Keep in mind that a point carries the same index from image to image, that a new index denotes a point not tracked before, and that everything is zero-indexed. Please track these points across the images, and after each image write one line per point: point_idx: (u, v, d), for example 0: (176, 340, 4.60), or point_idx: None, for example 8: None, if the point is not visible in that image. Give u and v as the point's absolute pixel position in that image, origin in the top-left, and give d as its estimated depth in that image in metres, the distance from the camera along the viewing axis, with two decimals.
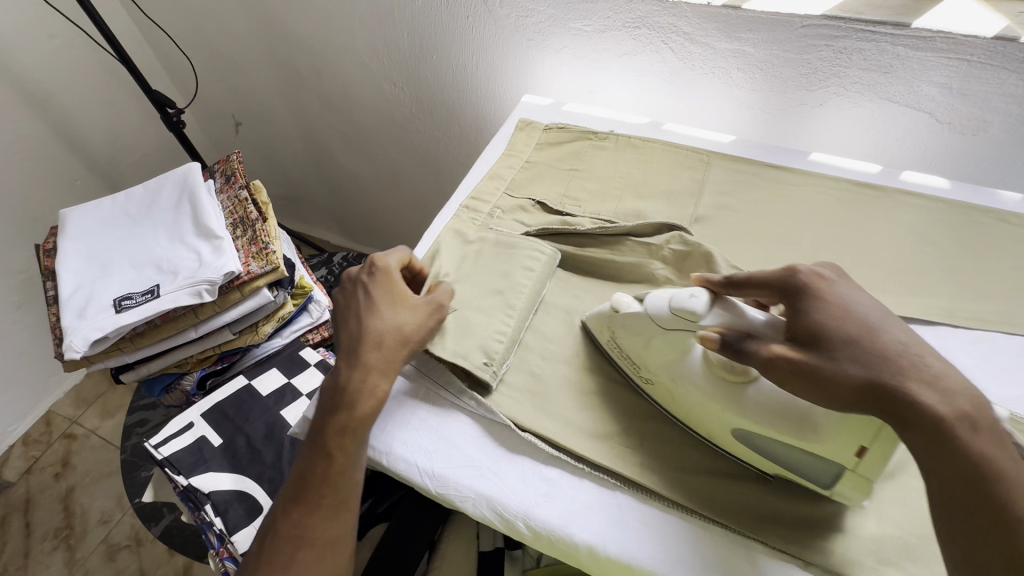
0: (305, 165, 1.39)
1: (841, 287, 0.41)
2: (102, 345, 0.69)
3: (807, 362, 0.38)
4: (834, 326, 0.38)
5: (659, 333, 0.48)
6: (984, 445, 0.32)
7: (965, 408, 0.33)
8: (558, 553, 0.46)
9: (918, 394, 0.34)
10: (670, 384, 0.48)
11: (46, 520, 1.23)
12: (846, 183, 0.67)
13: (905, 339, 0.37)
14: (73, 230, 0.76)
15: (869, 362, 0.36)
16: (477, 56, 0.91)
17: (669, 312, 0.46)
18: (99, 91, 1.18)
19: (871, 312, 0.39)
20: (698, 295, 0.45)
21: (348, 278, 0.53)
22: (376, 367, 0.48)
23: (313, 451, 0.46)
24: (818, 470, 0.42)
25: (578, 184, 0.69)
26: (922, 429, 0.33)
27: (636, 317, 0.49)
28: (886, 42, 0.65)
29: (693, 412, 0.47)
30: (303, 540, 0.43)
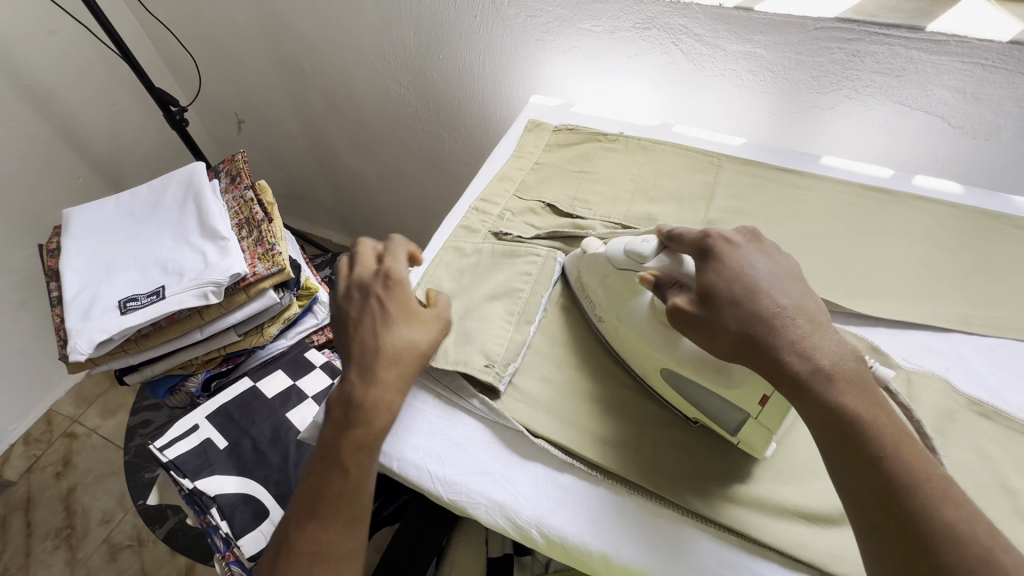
0: (308, 164, 1.38)
1: (744, 251, 0.44)
2: (107, 347, 0.68)
3: (698, 316, 0.42)
4: (725, 286, 0.42)
5: (614, 274, 0.53)
6: (844, 396, 0.37)
7: (823, 363, 0.38)
8: (570, 560, 0.46)
9: (784, 351, 0.39)
10: (617, 322, 0.52)
11: (47, 520, 1.22)
12: (858, 188, 0.66)
13: (787, 303, 0.41)
14: (77, 229, 0.75)
15: (747, 321, 0.40)
16: (483, 56, 0.90)
17: (623, 254, 0.52)
18: (101, 88, 1.17)
19: (766, 277, 0.43)
20: (649, 241, 0.50)
21: (359, 285, 0.52)
22: (393, 383, 0.47)
23: (326, 465, 0.45)
24: (726, 416, 0.46)
25: (588, 187, 0.68)
26: (786, 383, 0.39)
27: (598, 259, 0.55)
28: (900, 45, 0.64)
29: (630, 347, 0.51)
30: (321, 555, 0.43)
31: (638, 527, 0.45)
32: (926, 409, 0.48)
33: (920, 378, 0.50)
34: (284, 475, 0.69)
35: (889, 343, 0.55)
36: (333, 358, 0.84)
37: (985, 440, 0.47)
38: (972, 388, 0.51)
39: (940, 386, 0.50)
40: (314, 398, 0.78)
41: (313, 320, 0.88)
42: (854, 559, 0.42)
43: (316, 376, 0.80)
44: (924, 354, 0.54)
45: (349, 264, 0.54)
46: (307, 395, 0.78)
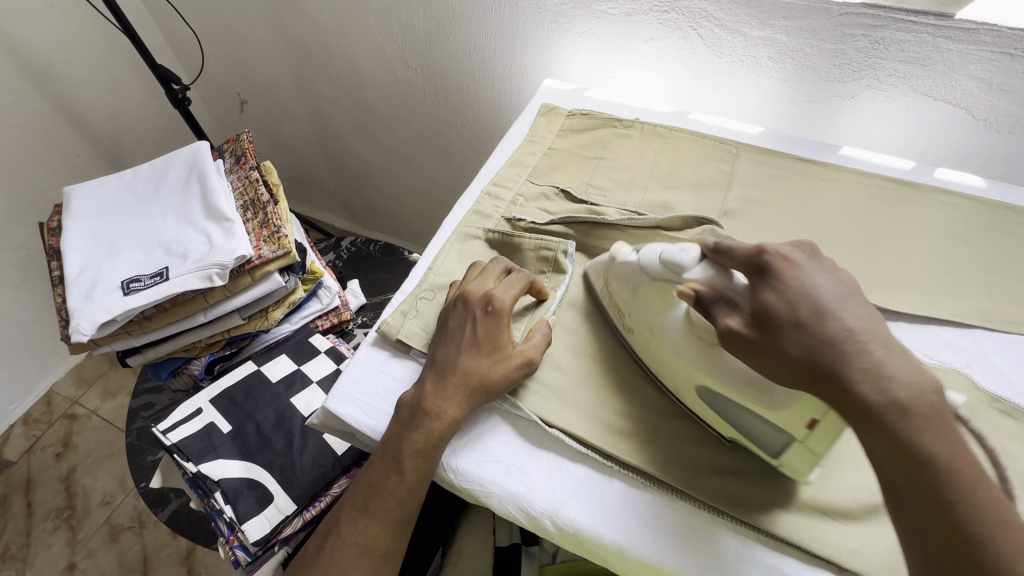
0: (312, 147, 1.36)
1: (805, 268, 0.39)
2: (110, 328, 0.67)
3: (755, 340, 0.38)
4: (786, 308, 0.37)
5: (646, 283, 0.48)
6: (921, 432, 0.32)
7: (900, 396, 0.33)
8: (584, 550, 0.45)
9: (854, 381, 0.34)
10: (650, 334, 0.48)
11: (48, 500, 1.22)
12: (877, 179, 0.65)
13: (853, 324, 0.36)
14: (79, 208, 0.74)
15: (812, 346, 0.35)
16: (495, 37, 0.88)
17: (658, 262, 0.47)
18: (101, 64, 1.14)
19: (828, 295, 0.37)
20: (688, 251, 0.45)
21: (465, 297, 0.50)
22: (455, 402, 0.46)
23: (385, 461, 0.45)
24: (770, 438, 0.42)
25: (604, 173, 0.67)
26: (856, 414, 0.34)
27: (628, 267, 0.50)
28: (927, 34, 0.62)
29: (664, 362, 0.48)
30: (363, 548, 0.44)
31: (652, 521, 0.44)
32: None
33: (943, 373, 0.49)
34: (288, 460, 0.68)
35: (910, 339, 0.53)
36: (338, 344, 0.83)
37: (1008, 438, 0.46)
38: (992, 385, 0.50)
39: (962, 383, 0.49)
40: (319, 383, 0.77)
41: (318, 305, 0.87)
42: (874, 558, 0.41)
43: (321, 361, 0.79)
44: (944, 350, 0.53)
45: (472, 275, 0.54)
46: (312, 380, 0.77)
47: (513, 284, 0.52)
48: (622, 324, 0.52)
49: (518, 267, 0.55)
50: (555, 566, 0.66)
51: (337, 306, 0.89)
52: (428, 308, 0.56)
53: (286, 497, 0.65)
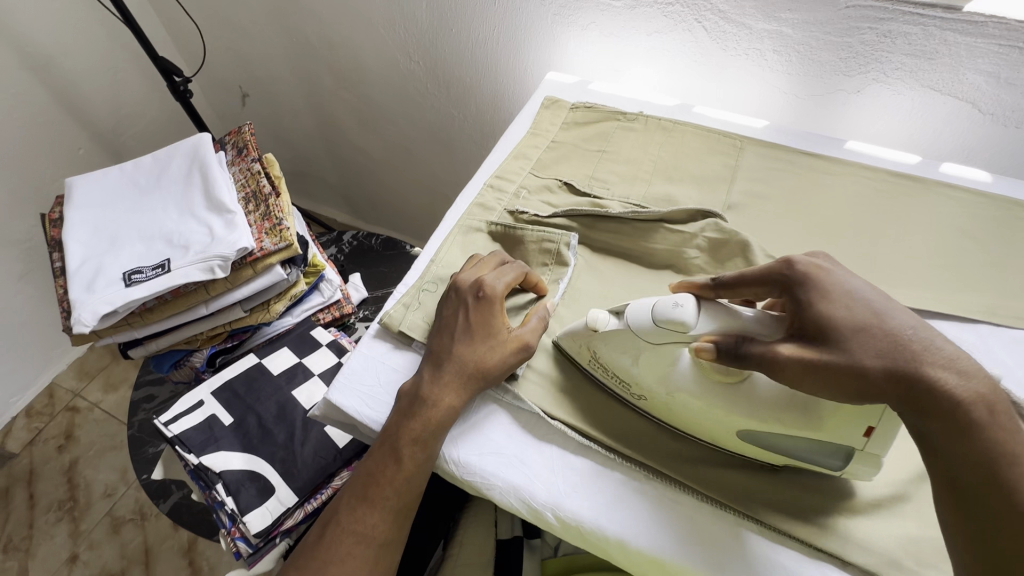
0: (314, 141, 1.36)
1: (838, 274, 0.40)
2: (112, 320, 0.67)
3: (825, 359, 0.36)
4: (844, 314, 0.37)
5: (647, 345, 0.45)
6: (1005, 429, 0.33)
7: (980, 391, 0.33)
8: (585, 543, 0.45)
9: (937, 380, 0.34)
10: (667, 398, 0.45)
11: (51, 491, 1.22)
12: (882, 173, 0.64)
13: (910, 323, 0.37)
14: (80, 199, 0.74)
15: (885, 352, 0.35)
16: (497, 30, 0.88)
17: (653, 324, 0.43)
18: (103, 56, 1.14)
19: (875, 297, 0.38)
20: (683, 304, 0.42)
21: (457, 286, 0.50)
22: (450, 390, 0.46)
23: (383, 450, 0.45)
24: (823, 453, 0.42)
25: (607, 166, 0.67)
26: (943, 415, 0.33)
27: (619, 333, 0.46)
28: (934, 27, 0.61)
29: (694, 421, 0.45)
30: (362, 537, 0.45)
31: (654, 513, 0.44)
32: None
33: None
34: (289, 453, 0.68)
35: None
36: (339, 337, 0.83)
37: None
38: (997, 380, 0.50)
39: None
40: (320, 376, 0.77)
41: (319, 298, 0.87)
42: (877, 551, 0.41)
43: (322, 354, 0.79)
44: (949, 345, 0.52)
45: (467, 266, 0.53)
46: (314, 373, 0.77)
47: (507, 273, 0.51)
48: (625, 392, 0.48)
49: (515, 260, 0.54)
50: (557, 560, 0.65)
51: (339, 300, 0.89)
52: (431, 300, 0.56)
53: (287, 489, 0.65)
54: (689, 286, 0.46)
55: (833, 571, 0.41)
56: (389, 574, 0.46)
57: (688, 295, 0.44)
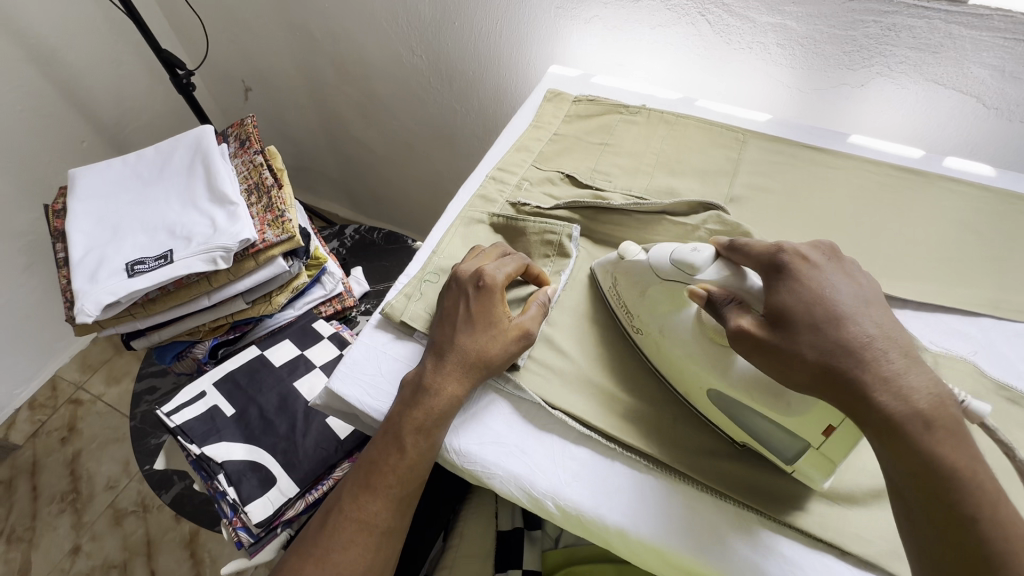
0: (317, 135, 1.36)
1: (826, 273, 0.39)
2: (114, 310, 0.67)
3: (771, 341, 0.37)
4: (804, 310, 0.37)
5: (657, 284, 0.48)
6: (943, 446, 0.32)
7: (920, 406, 0.33)
8: (587, 532, 0.45)
9: (871, 389, 0.34)
10: (658, 334, 0.48)
11: (53, 483, 1.23)
12: (885, 167, 0.64)
13: (872, 331, 0.36)
14: (83, 190, 0.74)
15: (826, 348, 0.36)
16: (501, 23, 0.88)
17: (668, 263, 0.47)
18: (106, 49, 1.14)
19: (846, 300, 0.38)
20: (701, 251, 0.45)
21: (458, 277, 0.50)
22: (453, 379, 0.46)
23: (386, 439, 0.46)
24: (782, 443, 0.42)
25: (609, 159, 0.67)
26: (875, 423, 0.34)
27: (635, 269, 0.50)
28: (939, 20, 0.61)
29: (671, 364, 0.48)
30: (365, 525, 0.45)
31: (654, 503, 0.44)
32: None
33: (948, 361, 0.49)
34: (290, 444, 0.68)
35: (916, 326, 0.53)
36: (341, 329, 0.83)
37: (1013, 425, 0.45)
38: (998, 373, 0.50)
39: (968, 370, 0.49)
40: (322, 368, 0.77)
41: (321, 291, 0.87)
42: (875, 542, 0.41)
43: (324, 346, 0.79)
44: (950, 338, 0.52)
45: (469, 257, 0.53)
46: (316, 364, 0.77)
47: (508, 264, 0.51)
48: (630, 324, 0.51)
49: (518, 251, 0.55)
50: (558, 551, 0.65)
51: (341, 292, 0.89)
52: (432, 291, 0.56)
53: (288, 479, 0.65)
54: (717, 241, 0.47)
55: (833, 561, 0.41)
56: (390, 561, 0.46)
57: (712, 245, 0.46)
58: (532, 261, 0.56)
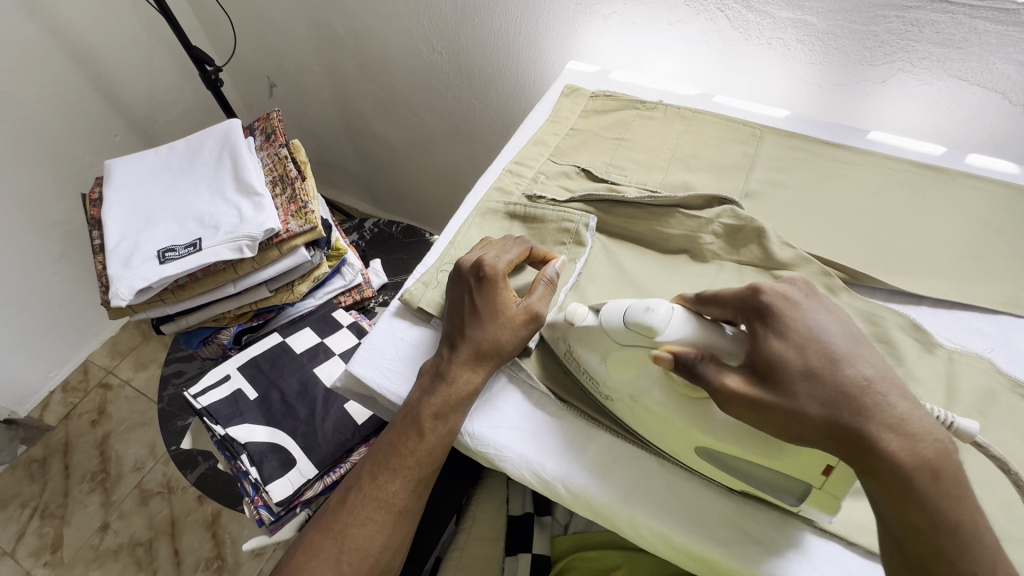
0: (339, 131, 1.39)
1: (806, 308, 0.39)
2: (146, 295, 0.70)
3: (764, 398, 0.36)
4: (794, 355, 0.37)
5: (619, 351, 0.44)
6: (947, 496, 0.33)
7: (926, 454, 0.33)
8: (595, 514, 0.47)
9: (878, 438, 0.34)
10: (630, 400, 0.45)
11: (85, 463, 1.28)
12: (905, 163, 0.64)
13: (868, 372, 0.36)
14: (118, 180, 0.77)
15: (827, 398, 0.35)
16: (521, 18, 0.88)
17: (624, 327, 0.43)
18: (140, 48, 1.18)
19: (838, 340, 0.37)
20: (653, 309, 0.42)
21: (461, 269, 0.51)
22: (467, 367, 0.48)
23: (406, 422, 0.48)
24: (782, 490, 0.41)
25: (625, 153, 0.67)
26: (883, 479, 0.34)
27: (593, 331, 0.46)
28: (964, 14, 0.60)
29: (651, 427, 0.45)
30: (383, 503, 0.47)
31: (662, 493, 0.45)
32: (967, 388, 0.47)
33: (963, 358, 0.49)
34: (310, 427, 0.71)
35: (930, 322, 0.54)
36: (359, 319, 0.85)
37: None
38: (1015, 371, 0.50)
39: (984, 367, 0.48)
40: (341, 355, 0.79)
41: (341, 281, 0.89)
42: None
43: (343, 335, 0.82)
44: (966, 335, 0.53)
45: (474, 248, 0.54)
46: (335, 352, 0.79)
47: (509, 251, 0.52)
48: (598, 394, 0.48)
49: (524, 236, 0.56)
50: (566, 537, 0.66)
51: (360, 283, 0.91)
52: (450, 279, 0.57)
53: (308, 461, 0.68)
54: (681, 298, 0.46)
55: (841, 553, 0.41)
56: (407, 539, 0.48)
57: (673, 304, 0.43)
58: (544, 246, 0.56)
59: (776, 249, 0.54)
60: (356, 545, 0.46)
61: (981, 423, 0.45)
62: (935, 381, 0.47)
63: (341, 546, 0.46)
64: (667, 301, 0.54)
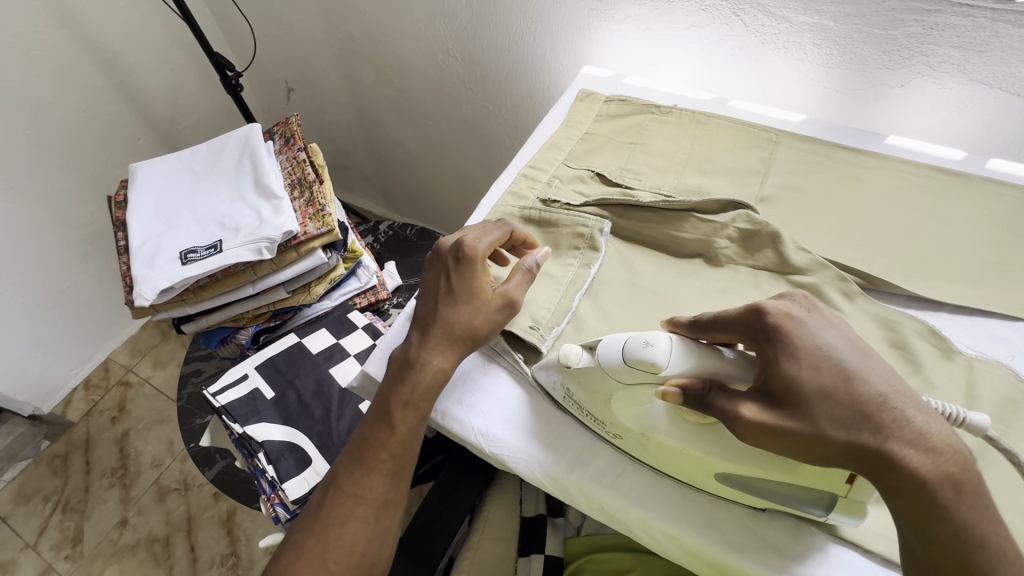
0: (355, 134, 1.41)
1: (812, 327, 0.38)
2: (169, 295, 0.72)
3: (784, 425, 0.36)
4: (808, 377, 0.36)
5: (621, 388, 0.43)
6: (970, 511, 0.33)
7: (949, 468, 0.33)
8: (609, 518, 0.48)
9: (900, 454, 0.33)
10: (641, 435, 0.44)
11: (104, 460, 1.31)
12: (925, 168, 0.63)
13: (882, 387, 0.35)
14: (143, 183, 0.79)
15: (847, 419, 0.35)
16: (536, 24, 0.89)
17: (624, 364, 0.42)
18: (163, 54, 1.21)
19: (846, 355, 0.37)
20: (654, 343, 0.41)
21: (439, 248, 0.53)
22: (438, 349, 0.49)
23: (376, 416, 0.49)
24: (802, 501, 0.41)
25: (640, 158, 0.68)
26: (908, 496, 0.34)
27: (593, 372, 0.44)
28: (985, 18, 0.60)
29: (666, 456, 0.44)
30: (362, 499, 0.47)
31: (679, 501, 0.45)
32: (987, 395, 0.46)
33: (983, 365, 0.48)
34: (325, 427, 0.72)
35: (949, 329, 0.53)
36: (374, 321, 0.86)
37: None
38: None
39: (1005, 374, 0.47)
40: (356, 356, 0.80)
41: (356, 283, 0.90)
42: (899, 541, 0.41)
43: (358, 336, 0.83)
44: (987, 342, 0.52)
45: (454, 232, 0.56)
46: (350, 353, 0.80)
47: (490, 233, 0.54)
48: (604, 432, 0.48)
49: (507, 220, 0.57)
50: (579, 539, 0.66)
51: (375, 285, 0.92)
52: None
53: (323, 460, 0.69)
54: (672, 323, 0.46)
55: (858, 560, 0.41)
56: (392, 533, 0.49)
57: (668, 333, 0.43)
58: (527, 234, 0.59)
59: (792, 254, 0.54)
60: (339, 543, 0.46)
61: (1002, 431, 0.44)
62: (955, 388, 0.47)
63: (325, 546, 0.46)
64: (682, 305, 0.54)
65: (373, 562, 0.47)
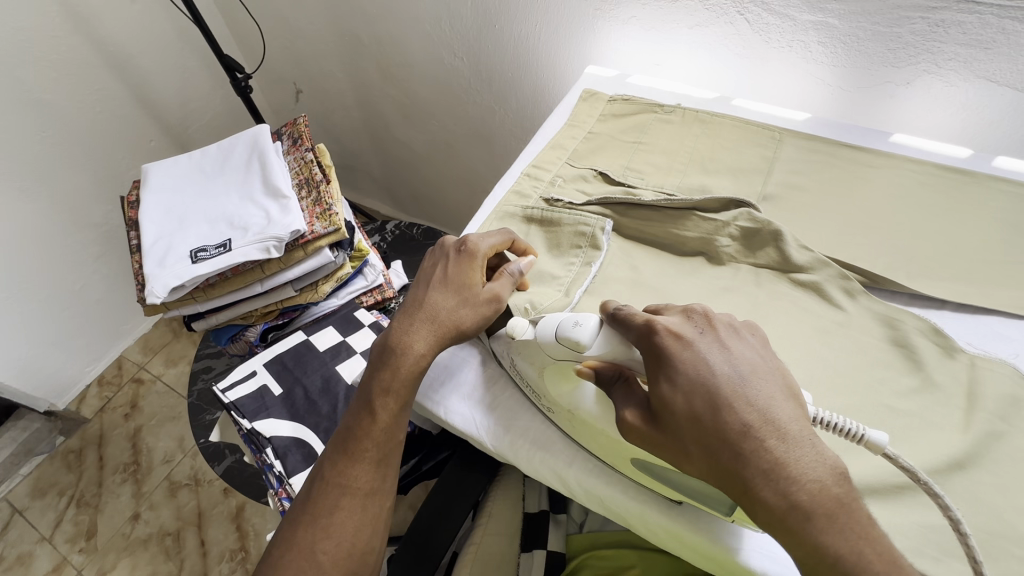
0: (363, 135, 1.42)
1: (696, 350, 0.38)
2: (179, 293, 0.73)
3: (657, 437, 0.38)
4: (681, 401, 0.37)
5: (550, 364, 0.46)
6: (827, 538, 0.32)
7: (799, 499, 0.33)
8: (608, 510, 0.49)
9: (751, 482, 0.34)
10: (570, 411, 0.47)
11: (117, 455, 1.34)
12: (931, 167, 0.62)
13: (751, 418, 0.35)
14: (154, 183, 0.81)
15: (708, 443, 0.35)
16: (541, 26, 0.90)
17: (555, 341, 0.44)
18: (175, 56, 1.23)
19: (722, 382, 0.36)
20: (582, 323, 0.43)
21: (443, 244, 0.56)
22: (421, 336, 0.50)
23: (360, 406, 0.50)
24: (712, 497, 0.41)
25: (644, 157, 0.68)
26: (763, 519, 0.34)
27: (532, 344, 0.47)
28: (991, 15, 0.59)
29: (597, 440, 0.46)
30: (347, 488, 0.48)
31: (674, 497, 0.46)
32: (990, 394, 0.46)
33: (987, 364, 0.48)
34: (332, 423, 0.73)
35: (953, 327, 0.53)
36: (381, 319, 0.87)
37: None
38: None
39: (1009, 373, 0.47)
40: (362, 354, 0.81)
41: (363, 282, 0.91)
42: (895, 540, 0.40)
43: (364, 334, 0.83)
44: (991, 340, 0.52)
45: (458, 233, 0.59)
46: (356, 351, 0.81)
47: (493, 236, 0.56)
48: (540, 402, 0.50)
49: (509, 230, 0.59)
50: (581, 537, 0.67)
51: (382, 284, 0.92)
52: None
53: None
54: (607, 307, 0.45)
55: None
56: (383, 523, 0.50)
57: (599, 316, 0.44)
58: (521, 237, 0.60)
59: (793, 252, 0.54)
60: (328, 531, 0.47)
61: (1004, 429, 0.44)
62: (955, 387, 0.47)
63: (314, 534, 0.47)
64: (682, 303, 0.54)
65: (363, 550, 0.48)
